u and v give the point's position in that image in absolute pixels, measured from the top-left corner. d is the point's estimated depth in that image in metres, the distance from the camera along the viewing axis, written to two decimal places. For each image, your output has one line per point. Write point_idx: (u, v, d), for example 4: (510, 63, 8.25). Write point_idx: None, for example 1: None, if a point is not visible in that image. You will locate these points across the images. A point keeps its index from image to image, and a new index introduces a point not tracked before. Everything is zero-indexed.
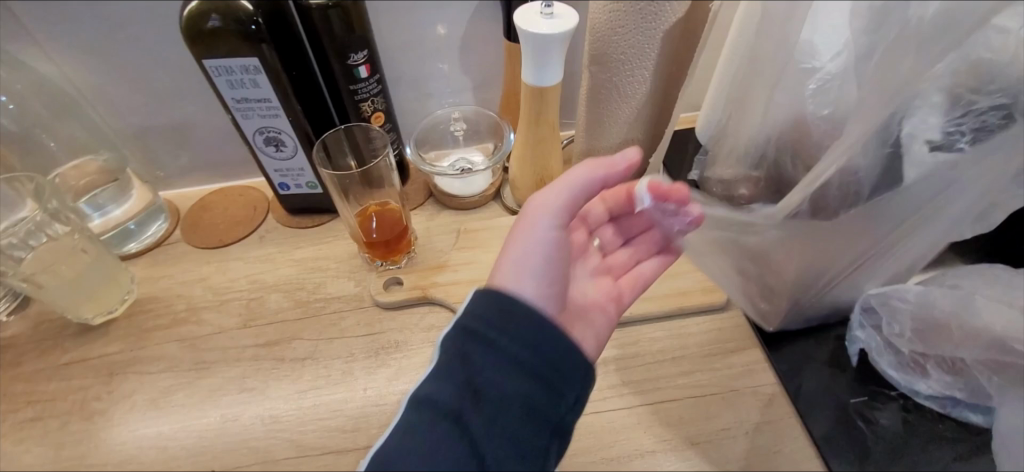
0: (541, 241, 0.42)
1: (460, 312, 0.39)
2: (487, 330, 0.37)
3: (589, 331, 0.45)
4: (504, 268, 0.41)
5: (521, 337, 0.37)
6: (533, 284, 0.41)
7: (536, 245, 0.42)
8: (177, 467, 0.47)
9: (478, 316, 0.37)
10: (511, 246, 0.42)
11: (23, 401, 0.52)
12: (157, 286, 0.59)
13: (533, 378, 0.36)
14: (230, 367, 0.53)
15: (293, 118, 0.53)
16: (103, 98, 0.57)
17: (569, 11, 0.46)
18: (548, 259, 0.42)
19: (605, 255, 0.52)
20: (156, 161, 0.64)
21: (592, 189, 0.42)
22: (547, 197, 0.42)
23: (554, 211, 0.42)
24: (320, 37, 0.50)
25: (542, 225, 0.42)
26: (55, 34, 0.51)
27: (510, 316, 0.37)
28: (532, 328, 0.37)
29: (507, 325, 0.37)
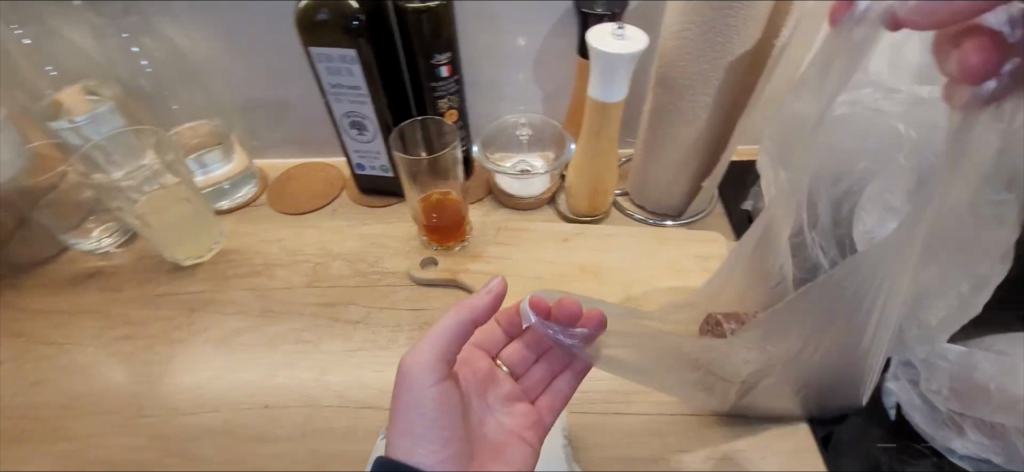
0: (428, 405, 0.42)
1: None
2: None
3: (505, 471, 0.44)
4: (397, 442, 0.42)
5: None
6: (428, 453, 0.42)
7: (417, 408, 0.42)
8: (236, 397, 0.53)
9: None
10: (396, 414, 0.43)
11: (119, 320, 0.60)
12: (240, 240, 0.67)
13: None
14: (293, 319, 0.59)
15: (377, 106, 0.59)
16: (220, 73, 0.64)
17: (641, 35, 0.49)
18: (434, 417, 0.42)
19: (518, 377, 0.50)
20: (254, 133, 0.71)
21: (464, 331, 0.44)
22: (419, 355, 0.42)
23: (434, 365, 0.42)
24: (411, 37, 0.56)
25: (426, 405, 0.42)
26: (190, 14, 0.59)
27: None
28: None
29: None
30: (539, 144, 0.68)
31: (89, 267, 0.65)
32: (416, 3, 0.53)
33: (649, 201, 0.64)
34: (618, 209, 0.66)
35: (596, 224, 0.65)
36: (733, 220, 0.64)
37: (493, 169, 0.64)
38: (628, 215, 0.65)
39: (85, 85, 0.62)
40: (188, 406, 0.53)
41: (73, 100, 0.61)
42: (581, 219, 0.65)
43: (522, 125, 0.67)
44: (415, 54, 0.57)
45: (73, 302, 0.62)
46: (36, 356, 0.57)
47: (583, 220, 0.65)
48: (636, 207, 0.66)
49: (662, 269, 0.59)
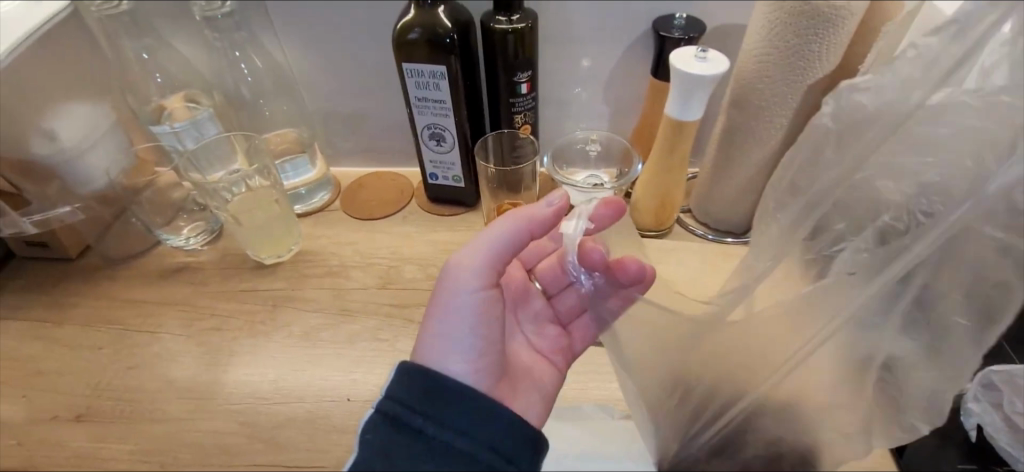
0: (467, 312, 0.44)
1: (380, 395, 0.41)
2: (408, 414, 0.39)
3: (533, 390, 0.48)
4: (428, 344, 0.44)
5: (461, 399, 0.40)
6: (463, 361, 0.43)
7: (457, 310, 0.44)
8: (318, 390, 0.56)
9: (398, 401, 0.40)
10: (436, 312, 0.45)
11: (206, 312, 0.63)
12: (317, 242, 0.70)
13: (478, 442, 0.39)
14: (369, 318, 0.62)
15: (459, 119, 0.62)
16: (308, 84, 0.69)
17: (723, 58, 0.51)
18: (473, 323, 0.44)
19: (550, 298, 0.54)
20: (331, 141, 0.75)
21: (518, 240, 0.45)
22: (468, 257, 0.45)
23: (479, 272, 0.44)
24: (496, 56, 0.59)
25: (464, 311, 0.44)
26: (288, 28, 0.64)
27: (437, 394, 0.40)
28: (460, 409, 0.40)
29: (434, 401, 0.40)
30: (608, 162, 0.70)
31: (177, 263, 0.69)
32: (504, 24, 0.56)
33: (714, 219, 0.65)
34: (680, 225, 0.68)
35: (660, 238, 0.67)
36: None
37: (562, 182, 0.66)
38: (692, 232, 0.66)
39: (185, 94, 0.67)
40: (273, 396, 0.56)
41: (176, 107, 0.66)
42: (645, 233, 0.66)
43: (594, 141, 0.68)
44: (498, 71, 0.60)
45: (162, 294, 0.65)
46: (129, 343, 0.61)
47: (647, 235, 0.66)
48: (698, 222, 0.67)
49: None
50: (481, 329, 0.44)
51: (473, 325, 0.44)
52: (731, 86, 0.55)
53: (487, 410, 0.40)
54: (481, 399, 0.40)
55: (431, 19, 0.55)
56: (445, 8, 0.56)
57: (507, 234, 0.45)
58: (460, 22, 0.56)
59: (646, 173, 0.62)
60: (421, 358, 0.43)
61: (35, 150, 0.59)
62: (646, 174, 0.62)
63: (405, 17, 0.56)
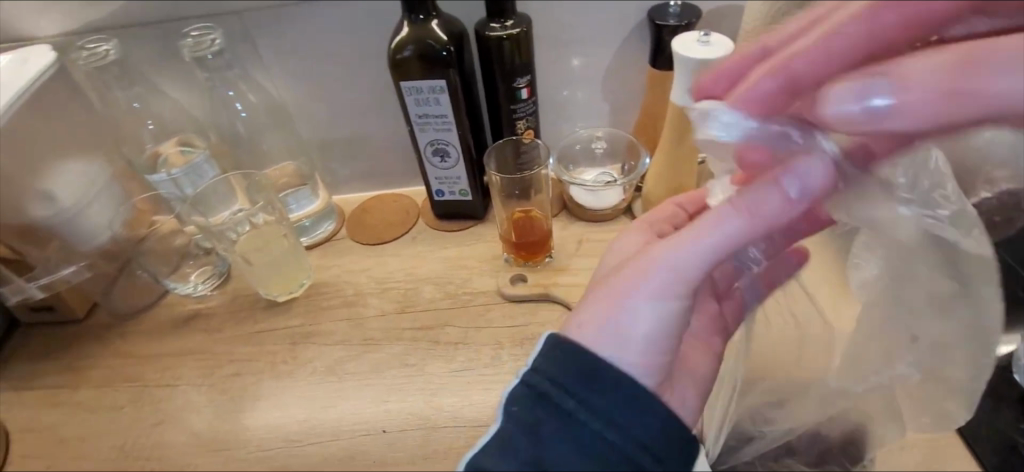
0: (657, 306, 0.39)
1: (527, 366, 0.39)
2: (561, 394, 0.36)
3: (690, 382, 0.44)
4: (586, 322, 0.40)
5: (615, 391, 0.36)
6: (634, 354, 0.39)
7: (651, 306, 0.39)
8: (351, 424, 0.54)
9: (550, 378, 0.37)
10: (603, 296, 0.40)
11: (225, 358, 0.61)
12: (328, 273, 0.69)
13: (629, 438, 0.35)
14: (393, 344, 0.60)
15: (461, 131, 0.61)
16: (303, 114, 0.68)
17: (727, 40, 0.51)
18: (668, 320, 0.39)
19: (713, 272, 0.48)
20: (331, 168, 0.74)
21: (773, 224, 0.36)
22: (729, 222, 0.36)
23: (708, 258, 0.38)
24: (493, 64, 0.58)
25: (636, 298, 0.39)
26: (278, 59, 0.62)
27: (592, 377, 0.37)
28: (624, 401, 0.36)
29: (589, 384, 0.37)
30: (614, 158, 0.69)
31: (188, 311, 0.67)
32: (498, 31, 0.56)
33: None
34: None
35: None
36: None
37: (569, 181, 0.66)
38: None
39: (180, 138, 0.65)
40: (305, 436, 0.54)
41: (171, 152, 0.64)
42: None
43: (599, 138, 0.68)
44: (497, 79, 0.59)
45: (177, 345, 0.64)
46: (151, 399, 0.59)
47: None
48: None
49: None
50: (654, 321, 0.39)
51: (647, 314, 0.39)
52: None
53: (641, 404, 0.36)
54: (650, 399, 0.36)
55: (425, 33, 0.54)
56: (438, 21, 0.55)
57: (738, 225, 0.36)
58: (454, 34, 0.56)
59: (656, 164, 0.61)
60: (581, 339, 0.39)
61: (34, 213, 0.58)
62: (656, 166, 0.61)
63: (398, 35, 0.55)
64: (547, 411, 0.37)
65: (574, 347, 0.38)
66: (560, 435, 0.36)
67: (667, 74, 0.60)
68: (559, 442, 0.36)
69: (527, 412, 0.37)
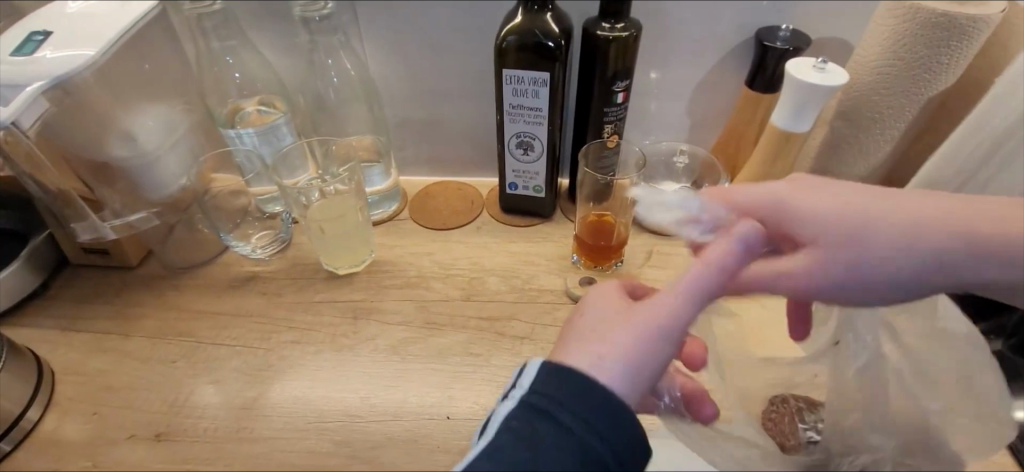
0: (650, 346, 0.35)
1: (524, 383, 0.35)
2: (558, 408, 0.33)
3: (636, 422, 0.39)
4: (573, 350, 0.36)
5: (601, 410, 0.33)
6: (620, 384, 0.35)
7: (634, 338, 0.35)
8: (415, 406, 0.53)
9: (546, 392, 0.34)
10: (586, 328, 0.37)
11: (284, 324, 0.60)
12: (391, 251, 0.68)
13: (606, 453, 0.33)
14: (458, 331, 0.59)
15: (552, 127, 0.61)
16: (389, 91, 0.67)
17: (842, 71, 0.51)
18: (653, 360, 0.35)
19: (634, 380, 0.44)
20: (401, 149, 0.74)
21: (718, 282, 0.36)
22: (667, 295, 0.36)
23: (687, 307, 0.36)
24: (596, 64, 0.58)
25: (610, 323, 0.37)
26: (377, 33, 0.62)
27: (585, 395, 0.33)
28: (604, 408, 0.33)
29: (582, 404, 0.33)
30: (691, 175, 0.70)
31: (246, 272, 0.66)
32: (608, 31, 0.56)
33: None
34: None
35: None
36: None
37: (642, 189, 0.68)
38: None
39: (262, 98, 0.64)
40: (368, 413, 0.53)
41: (251, 110, 0.63)
42: None
43: (682, 153, 0.69)
44: (596, 79, 0.59)
45: (234, 305, 0.62)
46: (205, 357, 0.58)
47: None
48: None
49: None
50: (641, 353, 0.35)
51: (630, 347, 0.35)
52: (837, 98, 0.55)
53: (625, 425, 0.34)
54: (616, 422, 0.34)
55: (538, 24, 0.54)
56: (552, 14, 0.55)
57: (724, 264, 0.36)
58: (565, 28, 0.55)
59: (740, 186, 0.62)
60: (565, 358, 0.36)
61: (113, 152, 0.56)
62: (740, 188, 0.62)
63: (510, 22, 0.55)
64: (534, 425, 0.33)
65: (572, 373, 0.34)
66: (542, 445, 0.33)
67: (762, 96, 0.60)
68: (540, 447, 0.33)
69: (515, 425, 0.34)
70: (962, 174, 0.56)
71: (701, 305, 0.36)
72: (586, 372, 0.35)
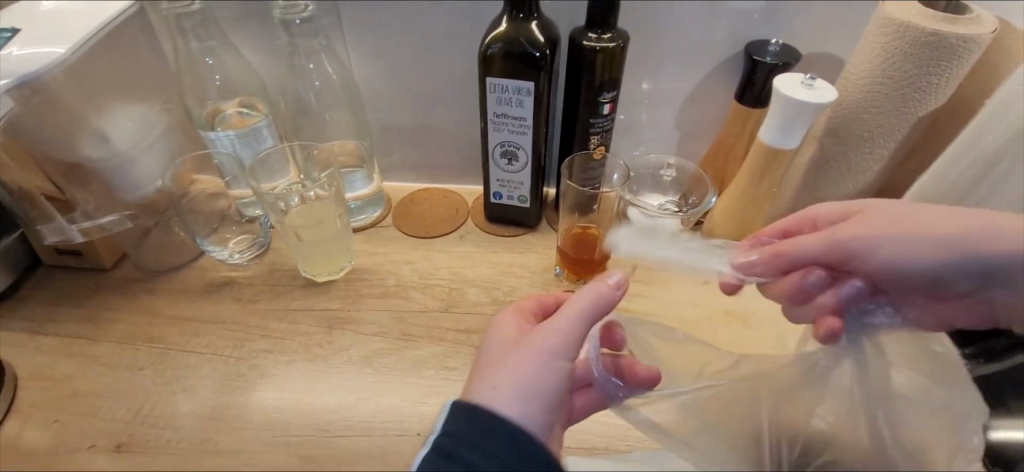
0: (536, 377, 0.38)
1: (438, 426, 0.37)
2: (464, 448, 0.35)
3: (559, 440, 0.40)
4: (479, 386, 0.39)
5: (508, 444, 0.35)
6: (522, 409, 0.37)
7: (525, 371, 0.38)
8: (386, 421, 0.52)
9: (453, 435, 0.36)
10: (489, 366, 0.40)
11: (258, 333, 0.59)
12: (372, 259, 0.67)
13: None
14: (435, 344, 0.58)
15: (536, 137, 0.60)
16: (373, 96, 0.66)
17: (830, 87, 0.50)
18: (549, 387, 0.38)
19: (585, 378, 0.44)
20: (386, 154, 0.73)
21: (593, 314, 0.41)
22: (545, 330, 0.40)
23: (564, 336, 0.40)
24: (583, 74, 0.57)
25: (507, 363, 0.39)
26: (361, 37, 0.61)
27: (489, 430, 0.36)
28: (510, 436, 0.36)
29: (485, 438, 0.35)
30: (678, 188, 0.68)
31: (222, 277, 0.64)
32: (595, 42, 0.54)
33: None
34: None
35: None
36: None
37: (629, 202, 0.65)
38: None
39: (243, 99, 0.63)
40: (338, 427, 0.51)
41: (232, 112, 0.63)
42: None
43: (669, 166, 0.67)
44: (582, 89, 0.58)
45: (208, 311, 0.61)
46: (175, 364, 0.56)
47: None
48: None
49: None
50: (536, 381, 0.38)
51: (524, 379, 0.38)
52: (826, 114, 0.54)
53: (535, 452, 0.36)
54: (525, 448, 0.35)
55: (523, 32, 0.53)
56: (538, 23, 0.53)
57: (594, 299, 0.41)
58: (551, 37, 0.54)
59: (728, 201, 0.61)
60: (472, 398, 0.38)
61: (87, 153, 0.54)
62: (728, 202, 0.61)
63: (495, 29, 0.54)
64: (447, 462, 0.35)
65: (475, 412, 0.36)
66: None
67: (752, 110, 0.59)
68: None
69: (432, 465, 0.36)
70: (953, 194, 0.55)
71: (580, 324, 0.40)
72: (493, 409, 0.37)
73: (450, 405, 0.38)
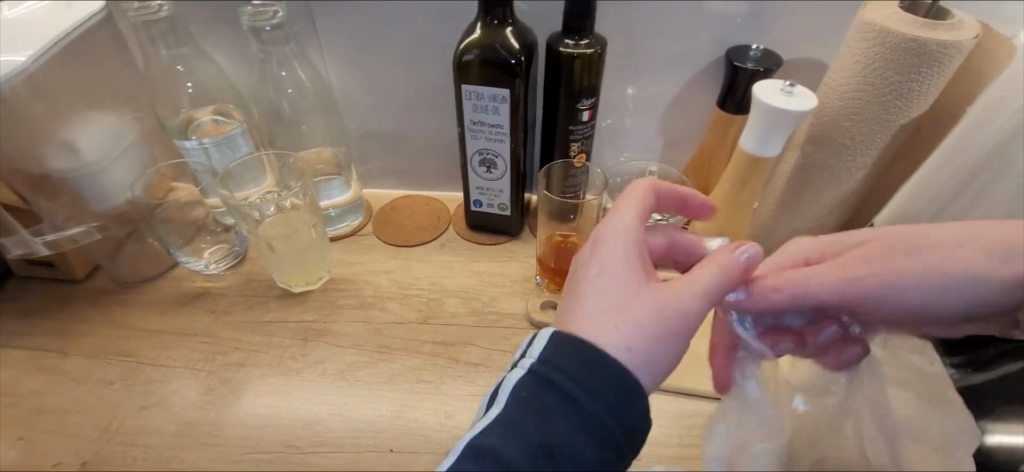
0: (658, 325, 0.36)
1: (533, 357, 0.36)
2: (565, 381, 0.34)
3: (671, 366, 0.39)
4: (579, 318, 0.37)
5: (614, 383, 0.34)
6: (630, 346, 0.36)
7: (623, 296, 0.37)
8: (358, 438, 0.51)
9: (554, 365, 0.35)
10: (585, 287, 0.38)
11: (231, 346, 0.58)
12: (350, 269, 0.66)
13: (618, 423, 0.34)
14: (411, 356, 0.57)
15: (514, 144, 0.59)
16: (352, 103, 0.65)
17: (811, 94, 0.49)
18: (659, 311, 0.36)
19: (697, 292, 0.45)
20: (367, 161, 0.72)
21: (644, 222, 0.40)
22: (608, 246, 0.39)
23: (689, 290, 0.38)
24: (561, 82, 0.56)
25: (617, 291, 0.37)
26: (337, 44, 0.60)
27: (595, 366, 0.34)
28: (599, 374, 0.34)
29: (588, 375, 0.34)
30: None
31: (197, 288, 0.63)
32: (571, 48, 0.53)
33: None
34: None
35: None
36: None
37: (611, 211, 0.66)
38: None
39: (218, 108, 0.62)
40: (307, 444, 0.50)
41: (206, 120, 0.61)
42: None
43: (651, 173, 0.67)
44: (560, 96, 0.57)
45: (181, 323, 0.60)
46: (145, 378, 0.55)
47: None
48: None
49: None
50: (648, 322, 0.36)
51: (632, 316, 0.36)
52: (808, 122, 0.53)
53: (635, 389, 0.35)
54: (618, 384, 0.35)
55: (497, 39, 0.52)
56: (512, 29, 0.52)
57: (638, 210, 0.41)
58: (526, 44, 0.53)
59: (709, 208, 0.60)
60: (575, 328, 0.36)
61: (52, 164, 0.54)
62: (709, 210, 0.60)
63: (469, 36, 0.53)
64: (543, 399, 0.34)
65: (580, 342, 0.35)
66: (553, 416, 0.34)
67: (734, 116, 0.58)
68: (549, 422, 0.34)
69: (526, 401, 0.35)
70: (939, 202, 0.54)
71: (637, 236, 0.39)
72: (603, 346, 0.35)
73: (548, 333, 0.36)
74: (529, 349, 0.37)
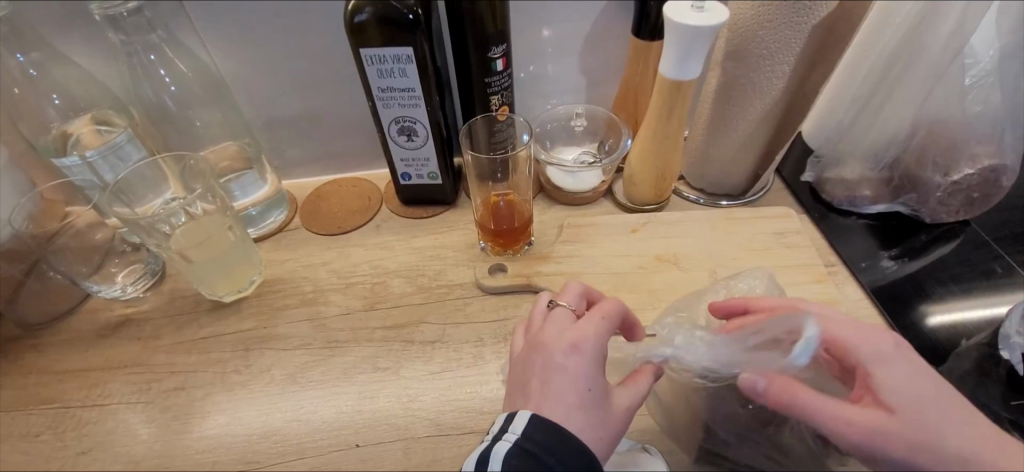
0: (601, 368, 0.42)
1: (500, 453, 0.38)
2: (546, 453, 0.37)
3: (561, 405, 0.39)
4: (553, 405, 0.39)
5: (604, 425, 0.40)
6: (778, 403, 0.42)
7: (586, 372, 0.40)
8: (316, 440, 0.48)
9: (541, 444, 0.38)
10: (550, 381, 0.40)
11: (166, 371, 0.54)
12: (284, 268, 0.62)
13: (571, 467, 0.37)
14: (363, 347, 0.55)
15: (431, 107, 0.55)
16: (247, 88, 0.61)
17: (721, 6, 0.47)
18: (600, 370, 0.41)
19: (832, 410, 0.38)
20: (278, 150, 0.67)
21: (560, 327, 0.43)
22: (543, 342, 0.42)
23: (593, 370, 0.41)
24: (466, 30, 0.52)
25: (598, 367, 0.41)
26: (216, 23, 0.55)
27: (568, 442, 0.38)
28: (581, 452, 0.38)
29: (564, 452, 0.38)
30: (591, 137, 0.67)
31: (117, 316, 0.58)
32: None
33: (707, 182, 0.64)
34: (677, 196, 0.66)
35: (660, 210, 0.64)
36: (796, 194, 0.64)
37: (546, 162, 0.63)
38: (689, 199, 0.65)
39: (94, 115, 0.56)
40: (268, 458, 0.48)
41: (85, 131, 0.55)
42: (644, 207, 0.64)
43: (579, 115, 0.65)
44: (469, 46, 0.53)
45: (106, 357, 0.55)
46: (76, 422, 0.51)
47: (648, 208, 0.64)
48: (690, 187, 0.66)
49: (743, 251, 0.58)
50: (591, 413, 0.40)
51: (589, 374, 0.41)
52: (724, 37, 0.52)
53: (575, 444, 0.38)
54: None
55: None
56: None
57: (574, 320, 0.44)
58: None
59: (642, 143, 0.58)
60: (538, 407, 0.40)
61: None
62: (642, 144, 0.58)
63: None
64: None
65: (542, 439, 0.38)
66: None
67: (651, 43, 0.56)
68: None
69: None
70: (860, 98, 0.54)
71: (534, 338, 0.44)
72: (571, 415, 0.39)
73: (530, 414, 0.39)
74: (511, 427, 0.39)
